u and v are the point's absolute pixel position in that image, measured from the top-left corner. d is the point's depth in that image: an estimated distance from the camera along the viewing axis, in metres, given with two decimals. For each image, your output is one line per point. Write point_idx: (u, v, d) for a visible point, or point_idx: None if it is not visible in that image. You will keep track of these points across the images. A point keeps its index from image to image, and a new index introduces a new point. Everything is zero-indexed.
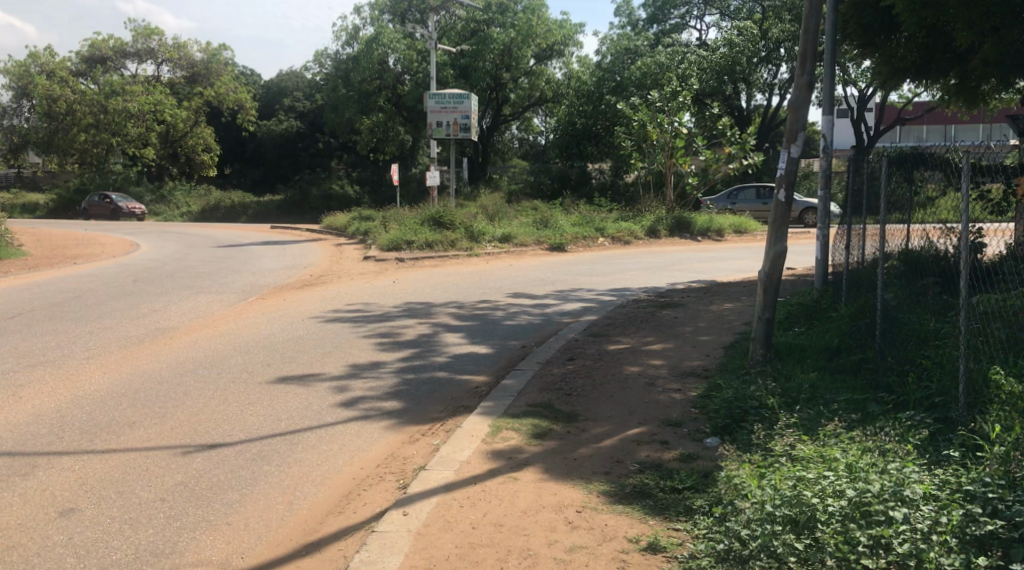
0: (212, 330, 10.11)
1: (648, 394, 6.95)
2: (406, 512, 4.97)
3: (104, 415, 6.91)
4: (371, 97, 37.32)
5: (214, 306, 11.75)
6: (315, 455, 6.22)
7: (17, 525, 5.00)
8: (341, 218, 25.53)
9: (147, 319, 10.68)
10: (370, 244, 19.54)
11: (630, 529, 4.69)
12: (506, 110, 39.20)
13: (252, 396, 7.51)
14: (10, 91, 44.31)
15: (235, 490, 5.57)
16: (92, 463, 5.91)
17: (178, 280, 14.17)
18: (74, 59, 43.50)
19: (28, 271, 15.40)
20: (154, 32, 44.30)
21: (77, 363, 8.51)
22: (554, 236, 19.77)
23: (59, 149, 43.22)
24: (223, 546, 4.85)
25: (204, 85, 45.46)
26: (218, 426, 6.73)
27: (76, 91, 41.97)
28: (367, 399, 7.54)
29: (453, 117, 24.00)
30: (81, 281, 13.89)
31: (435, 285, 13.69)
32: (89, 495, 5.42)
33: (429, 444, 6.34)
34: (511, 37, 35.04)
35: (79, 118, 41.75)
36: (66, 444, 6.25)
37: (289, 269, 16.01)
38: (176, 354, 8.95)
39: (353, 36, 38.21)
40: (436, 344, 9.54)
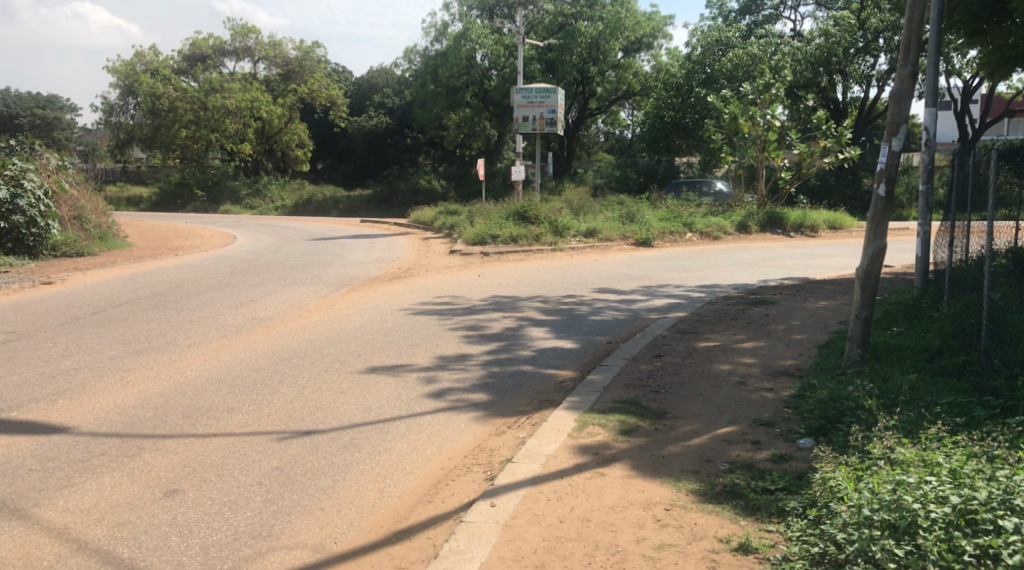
0: (306, 321, 10.37)
1: (740, 393, 6.82)
2: (493, 503, 5.02)
3: (205, 400, 7.19)
4: (459, 92, 37.71)
5: (307, 297, 12.06)
6: (403, 444, 6.32)
7: (126, 502, 5.24)
8: (427, 212, 25.83)
9: (242, 309, 11.02)
10: (456, 238, 19.72)
11: (720, 529, 4.62)
12: (593, 104, 38.93)
13: (342, 385, 7.70)
14: (118, 89, 46.38)
15: (329, 476, 5.71)
16: (194, 447, 6.15)
17: (272, 271, 14.59)
18: (176, 57, 45.10)
19: (132, 262, 16.08)
20: (251, 30, 45.49)
21: (179, 350, 8.85)
22: (640, 231, 19.57)
23: (162, 145, 44.89)
24: (318, 530, 4.98)
25: (298, 82, 46.51)
26: (312, 413, 6.92)
27: (177, 88, 43.41)
28: (454, 390, 7.63)
29: (540, 112, 23.90)
30: (181, 272, 14.39)
31: (522, 279, 13.75)
32: (191, 477, 5.64)
33: (515, 437, 6.36)
34: (600, 30, 34.74)
35: (180, 115, 43.22)
36: (169, 427, 6.53)
37: (377, 262, 16.33)
38: (271, 343, 9.22)
39: (441, 32, 38.59)
40: (523, 338, 9.55)
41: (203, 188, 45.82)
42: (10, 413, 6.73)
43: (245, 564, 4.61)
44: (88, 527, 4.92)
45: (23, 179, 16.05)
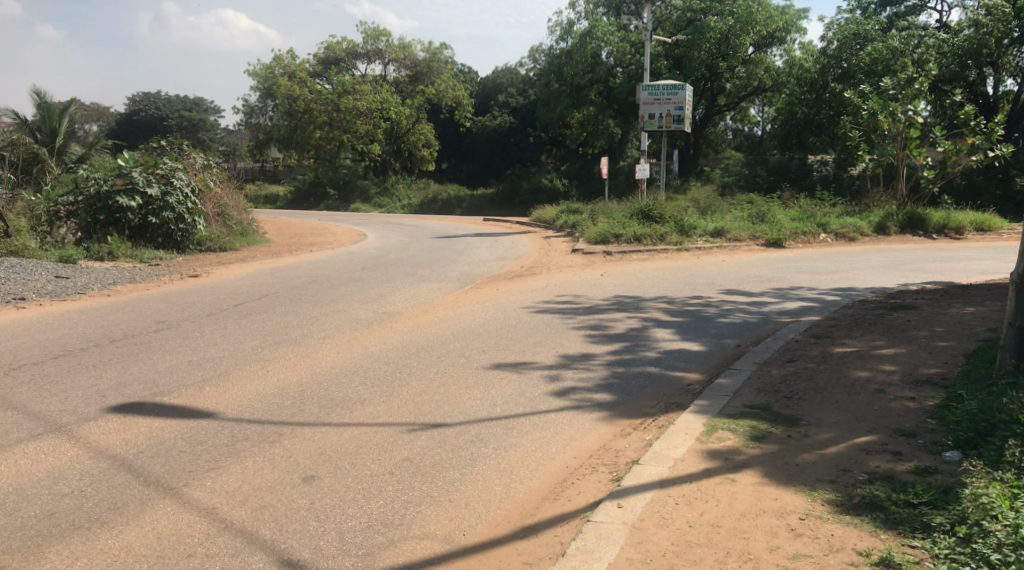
0: (433, 317, 10.59)
1: (879, 401, 6.52)
2: (620, 504, 4.98)
3: (339, 391, 7.45)
4: (584, 90, 37.64)
5: (434, 293, 12.32)
6: (529, 441, 6.36)
7: (268, 487, 5.49)
8: (551, 210, 25.92)
9: (373, 304, 11.36)
10: (579, 236, 19.69)
11: (860, 542, 4.44)
12: (721, 101, 38.07)
13: (469, 380, 7.82)
14: (258, 92, 48.73)
15: (456, 470, 5.81)
16: (329, 435, 6.38)
17: (400, 268, 14.98)
18: (312, 60, 46.94)
19: (270, 257, 16.85)
20: (382, 33, 46.79)
21: (314, 342, 9.21)
22: (771, 232, 18.98)
23: (297, 145, 46.86)
24: (447, 522, 5.08)
25: (426, 83, 47.59)
26: (439, 407, 7.06)
27: (312, 91, 45.18)
28: (579, 390, 7.61)
29: (666, 109, 23.58)
30: (315, 268, 14.97)
31: (647, 279, 13.59)
32: (327, 464, 5.87)
33: (641, 439, 6.29)
34: (730, 25, 33.91)
35: (315, 116, 44.98)
36: (305, 416, 6.80)
37: (500, 260, 16.50)
38: (400, 337, 9.47)
39: (567, 31, 38.61)
40: (647, 339, 9.43)
41: (335, 187, 47.59)
42: (162, 397, 7.16)
43: (378, 551, 4.75)
44: (234, 508, 5.18)
45: (173, 178, 17.06)
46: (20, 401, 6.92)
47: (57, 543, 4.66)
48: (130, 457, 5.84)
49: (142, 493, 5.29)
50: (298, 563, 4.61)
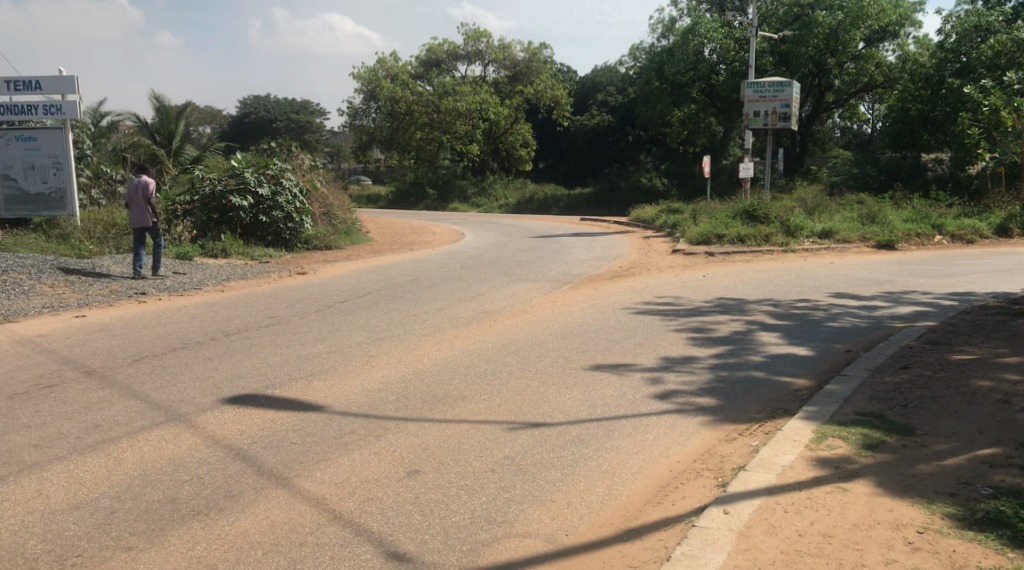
0: (532, 316, 10.63)
1: (1003, 413, 6.18)
2: (727, 511, 4.88)
3: (441, 388, 7.56)
4: (685, 88, 37.08)
5: (533, 293, 12.36)
6: (630, 443, 6.30)
7: (374, 479, 5.61)
8: (650, 210, 25.65)
9: (472, 302, 11.49)
10: (679, 237, 19.42)
11: (984, 559, 4.24)
12: (829, 98, 36.87)
13: (569, 381, 7.80)
14: (362, 94, 49.94)
15: (557, 470, 5.81)
16: (432, 431, 6.49)
17: (499, 267, 15.08)
18: (414, 62, 47.67)
19: (372, 255, 17.25)
20: (482, 34, 47.19)
21: (416, 339, 9.38)
22: (883, 233, 18.25)
23: (398, 146, 47.84)
24: (550, 521, 5.09)
25: (525, 83, 47.81)
26: (540, 406, 7.07)
27: (414, 92, 46.03)
28: (682, 393, 7.50)
29: (772, 106, 23.00)
30: (416, 266, 15.23)
31: (751, 281, 13.28)
32: (432, 459, 5.96)
33: (746, 445, 6.15)
34: (840, 19, 32.80)
35: (416, 117, 45.84)
36: (408, 411, 6.93)
37: (599, 260, 16.41)
38: (499, 336, 9.53)
39: (669, 28, 38.08)
40: (752, 343, 9.22)
41: (434, 187, 48.37)
42: (273, 390, 7.42)
43: (482, 547, 4.79)
44: (342, 499, 5.32)
45: (282, 179, 17.71)
46: (144, 390, 7.29)
47: (179, 527, 4.88)
48: (245, 447, 6.08)
49: (256, 482, 5.49)
50: (405, 555, 4.69)
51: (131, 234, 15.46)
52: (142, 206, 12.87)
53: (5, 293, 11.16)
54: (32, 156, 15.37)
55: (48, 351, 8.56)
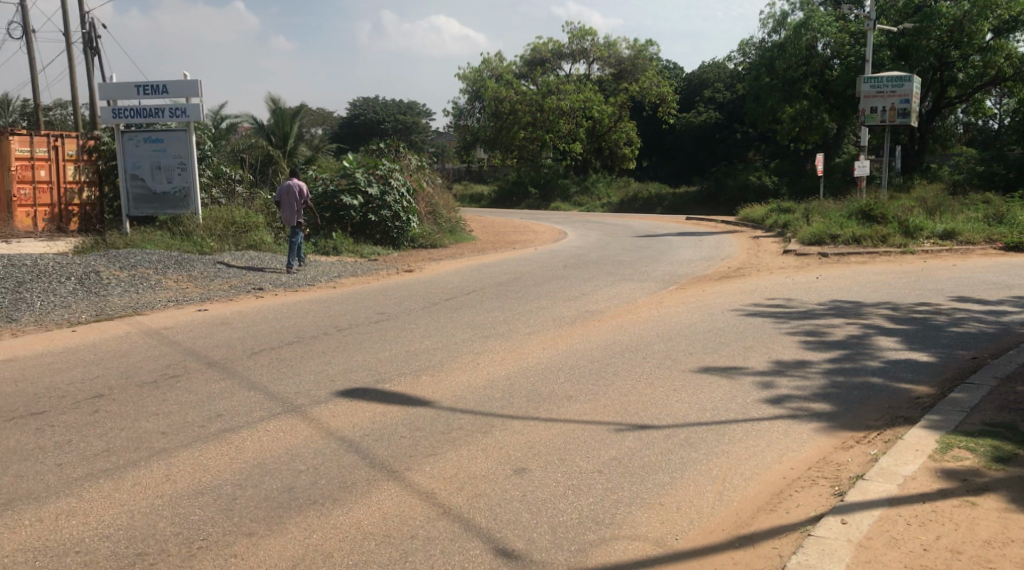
0: (637, 317, 10.52)
1: None
2: (845, 520, 4.72)
3: (546, 387, 7.56)
4: (797, 84, 36.01)
5: (639, 293, 12.24)
6: (742, 449, 6.16)
7: (482, 476, 5.66)
8: (759, 210, 25.03)
9: (577, 302, 11.46)
10: (791, 237, 18.85)
11: None
12: (953, 92, 35.13)
13: (677, 383, 7.69)
14: (466, 95, 50.53)
15: (665, 473, 5.72)
16: (538, 429, 6.50)
17: (603, 266, 15.00)
18: (519, 62, 48.07)
19: (476, 254, 17.43)
20: (588, 33, 47.02)
21: (521, 338, 9.42)
22: (1011, 234, 17.26)
23: (501, 145, 48.25)
24: (659, 525, 5.02)
25: (630, 81, 47.43)
26: (647, 408, 6.99)
27: (518, 92, 46.33)
28: (795, 398, 7.27)
29: (890, 102, 22.09)
30: (519, 265, 15.30)
31: (867, 283, 12.78)
32: (539, 458, 5.97)
33: (865, 454, 5.92)
34: (965, 10, 31.22)
35: (520, 117, 46.15)
36: (514, 409, 6.96)
37: (706, 260, 16.11)
38: (604, 336, 9.48)
39: (780, 22, 37.04)
40: (869, 348, 8.87)
41: (536, 186, 48.52)
42: (384, 385, 7.58)
43: (591, 548, 4.76)
44: (452, 494, 5.39)
45: (390, 178, 18.10)
46: (262, 382, 7.58)
47: (296, 515, 5.04)
48: (357, 439, 6.23)
49: (368, 475, 5.62)
50: (514, 553, 4.71)
51: (248, 232, 16.11)
52: (291, 207, 14.31)
53: (134, 287, 11.79)
54: (160, 157, 16.26)
55: (173, 342, 9.00)
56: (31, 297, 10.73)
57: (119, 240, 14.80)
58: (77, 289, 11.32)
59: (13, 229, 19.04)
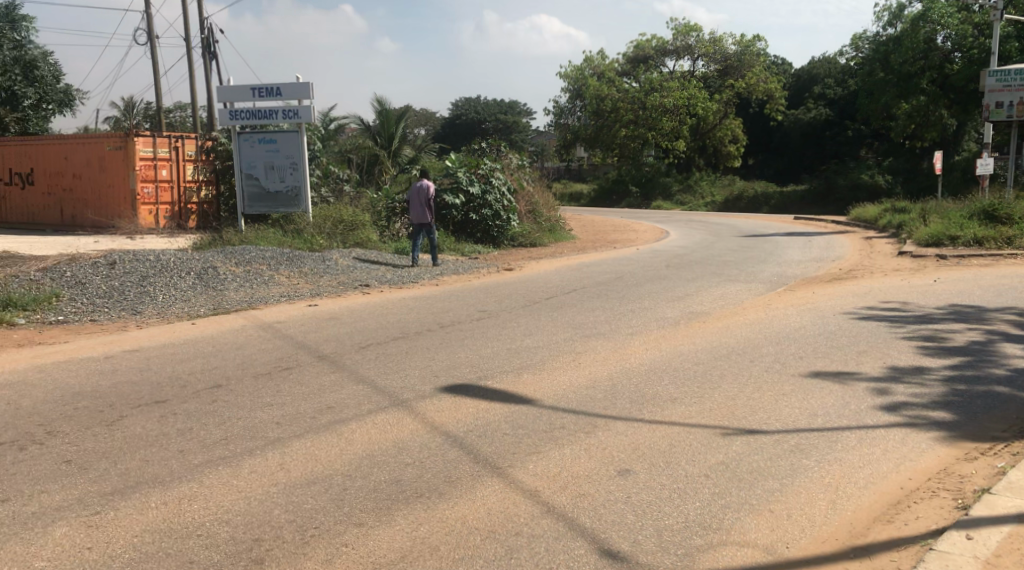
0: (744, 319, 10.28)
1: None
2: (971, 535, 4.56)
3: (650, 388, 7.48)
4: (914, 78, 34.52)
5: (744, 294, 11.96)
6: (856, 456, 5.93)
7: (586, 476, 5.64)
8: (872, 210, 24.10)
9: (681, 303, 11.28)
10: (907, 238, 18.07)
11: None
12: None
13: (785, 387, 7.47)
14: (568, 93, 50.53)
15: (775, 479, 5.57)
16: (642, 431, 6.43)
17: (707, 267, 14.72)
18: (622, 60, 47.71)
19: (577, 253, 17.39)
20: (692, 29, 46.24)
21: (624, 338, 9.34)
22: None
23: (603, 143, 48.07)
24: (769, 531, 4.89)
25: (736, 77, 46.40)
26: (754, 412, 6.82)
27: (620, 89, 46.07)
28: (912, 406, 6.97)
29: (1018, 96, 20.88)
30: (620, 264, 15.18)
31: (991, 287, 12.12)
32: (643, 460, 5.90)
33: (990, 467, 5.62)
34: None
35: (622, 115, 45.87)
36: (618, 410, 6.90)
37: (815, 261, 15.60)
38: (709, 338, 9.30)
39: (896, 15, 35.55)
40: (994, 355, 8.41)
41: (637, 185, 48.12)
42: (486, 381, 7.65)
43: (697, 553, 4.68)
44: (556, 493, 5.38)
45: (491, 178, 18.22)
46: (369, 376, 7.76)
47: (404, 508, 5.13)
48: (461, 435, 6.30)
49: (473, 470, 5.67)
50: (619, 554, 4.67)
51: (355, 230, 16.53)
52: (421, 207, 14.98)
53: (248, 282, 12.27)
54: (273, 157, 16.85)
55: (285, 336, 9.32)
56: (155, 290, 11.31)
57: (234, 237, 15.42)
58: (196, 283, 11.86)
59: (137, 226, 20.13)
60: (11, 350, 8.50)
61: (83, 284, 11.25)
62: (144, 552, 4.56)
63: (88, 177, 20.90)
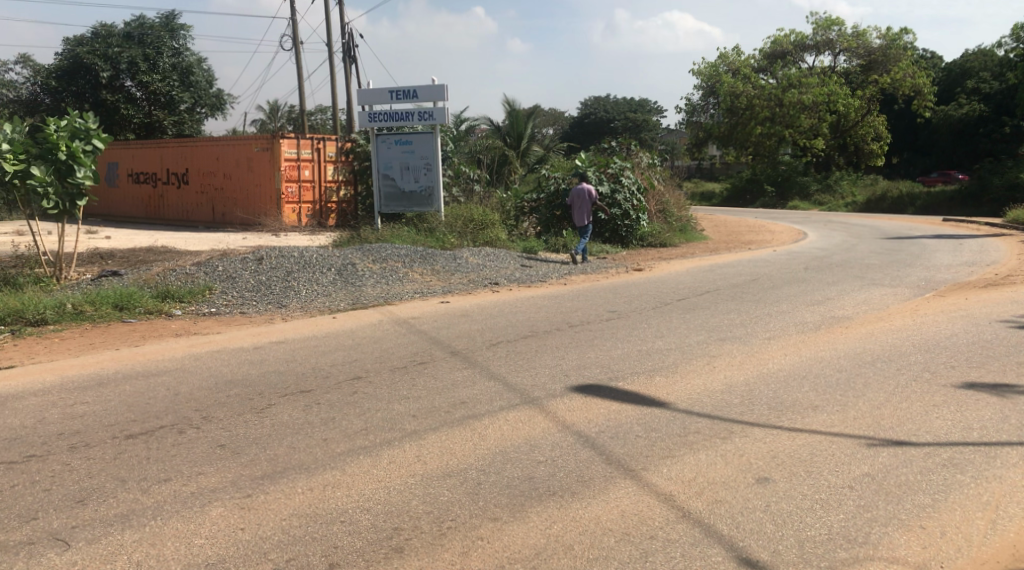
0: (890, 325, 9.80)
1: None
2: None
3: (788, 395, 7.23)
4: None
5: (889, 299, 11.41)
6: (1017, 475, 5.55)
7: (722, 482, 5.51)
8: None
9: (821, 306, 10.87)
10: None
11: None
12: None
13: (937, 398, 7.08)
14: (701, 91, 49.64)
15: (926, 494, 5.29)
16: (782, 438, 6.23)
17: (848, 270, 14.12)
18: (758, 56, 46.49)
19: (709, 254, 17.02)
20: (834, 23, 44.29)
21: (760, 341, 9.08)
22: None
23: (736, 142, 47.00)
24: (920, 550, 4.66)
25: (881, 72, 44.02)
26: (902, 423, 6.50)
27: (756, 86, 44.94)
28: None
29: None
30: (755, 266, 14.76)
31: None
32: (782, 468, 5.72)
33: None
34: None
35: (757, 112, 44.73)
36: (755, 416, 6.71)
37: (967, 266, 14.68)
38: (851, 344, 8.92)
39: None
40: None
41: (772, 184, 46.67)
42: (618, 382, 7.60)
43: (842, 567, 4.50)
44: (691, 498, 5.29)
45: (622, 177, 18.05)
46: (502, 373, 7.86)
47: (538, 505, 5.16)
48: (594, 435, 6.28)
49: (606, 471, 5.65)
50: (758, 564, 4.55)
51: (486, 229, 16.74)
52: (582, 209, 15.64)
53: (384, 278, 12.66)
54: (408, 158, 17.34)
55: (420, 331, 9.56)
56: (298, 285, 11.84)
57: (371, 235, 15.93)
58: (336, 279, 12.35)
59: (281, 224, 21.15)
60: (170, 340, 9.08)
61: (233, 278, 11.89)
62: (292, 535, 4.78)
63: (237, 177, 22.09)
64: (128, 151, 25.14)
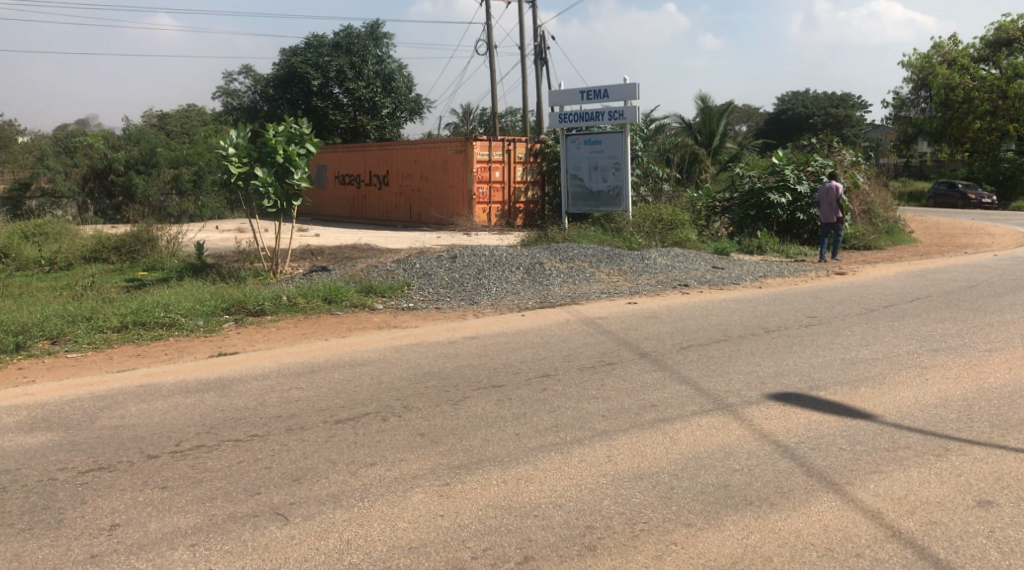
0: None
1: None
2: None
3: (1015, 413, 6.60)
4: None
5: None
6: None
7: (938, 503, 5.11)
8: None
9: None
10: None
11: None
12: None
13: None
14: (911, 84, 46.35)
15: None
16: (1006, 460, 5.70)
17: None
18: (978, 44, 42.91)
19: (920, 258, 15.84)
20: None
21: (980, 354, 8.35)
22: None
23: (951, 138, 43.58)
24: None
25: None
26: None
27: (975, 77, 41.75)
28: None
29: None
30: (971, 272, 13.59)
31: None
32: (1008, 492, 5.23)
33: None
34: None
35: (977, 106, 41.25)
36: (975, 434, 6.18)
37: None
38: None
39: None
40: None
41: (993, 183, 42.78)
42: (820, 392, 7.24)
43: None
44: (902, 517, 4.95)
45: (822, 175, 17.29)
46: (694, 377, 7.70)
47: (734, 514, 5.01)
48: (793, 445, 6.02)
49: (806, 483, 5.39)
50: None
51: (676, 229, 16.39)
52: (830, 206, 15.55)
53: (571, 278, 12.75)
54: (597, 157, 17.40)
55: (608, 332, 9.55)
56: (489, 283, 12.17)
57: (559, 235, 16.09)
58: (525, 277, 12.58)
59: (473, 223, 21.81)
60: (372, 332, 9.60)
61: (428, 275, 12.39)
62: (488, 525, 4.91)
63: (433, 178, 23.03)
64: (336, 155, 26.88)
